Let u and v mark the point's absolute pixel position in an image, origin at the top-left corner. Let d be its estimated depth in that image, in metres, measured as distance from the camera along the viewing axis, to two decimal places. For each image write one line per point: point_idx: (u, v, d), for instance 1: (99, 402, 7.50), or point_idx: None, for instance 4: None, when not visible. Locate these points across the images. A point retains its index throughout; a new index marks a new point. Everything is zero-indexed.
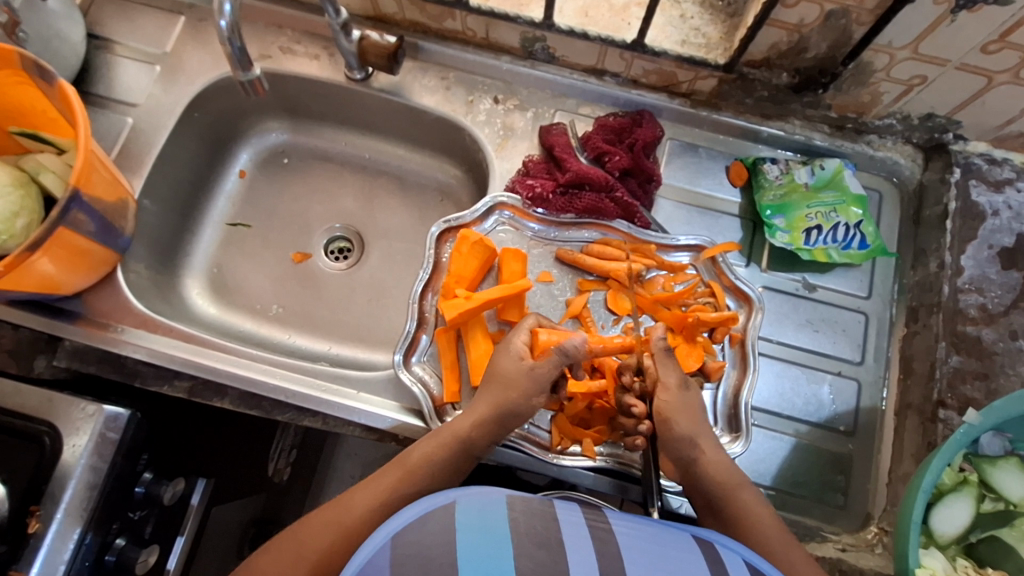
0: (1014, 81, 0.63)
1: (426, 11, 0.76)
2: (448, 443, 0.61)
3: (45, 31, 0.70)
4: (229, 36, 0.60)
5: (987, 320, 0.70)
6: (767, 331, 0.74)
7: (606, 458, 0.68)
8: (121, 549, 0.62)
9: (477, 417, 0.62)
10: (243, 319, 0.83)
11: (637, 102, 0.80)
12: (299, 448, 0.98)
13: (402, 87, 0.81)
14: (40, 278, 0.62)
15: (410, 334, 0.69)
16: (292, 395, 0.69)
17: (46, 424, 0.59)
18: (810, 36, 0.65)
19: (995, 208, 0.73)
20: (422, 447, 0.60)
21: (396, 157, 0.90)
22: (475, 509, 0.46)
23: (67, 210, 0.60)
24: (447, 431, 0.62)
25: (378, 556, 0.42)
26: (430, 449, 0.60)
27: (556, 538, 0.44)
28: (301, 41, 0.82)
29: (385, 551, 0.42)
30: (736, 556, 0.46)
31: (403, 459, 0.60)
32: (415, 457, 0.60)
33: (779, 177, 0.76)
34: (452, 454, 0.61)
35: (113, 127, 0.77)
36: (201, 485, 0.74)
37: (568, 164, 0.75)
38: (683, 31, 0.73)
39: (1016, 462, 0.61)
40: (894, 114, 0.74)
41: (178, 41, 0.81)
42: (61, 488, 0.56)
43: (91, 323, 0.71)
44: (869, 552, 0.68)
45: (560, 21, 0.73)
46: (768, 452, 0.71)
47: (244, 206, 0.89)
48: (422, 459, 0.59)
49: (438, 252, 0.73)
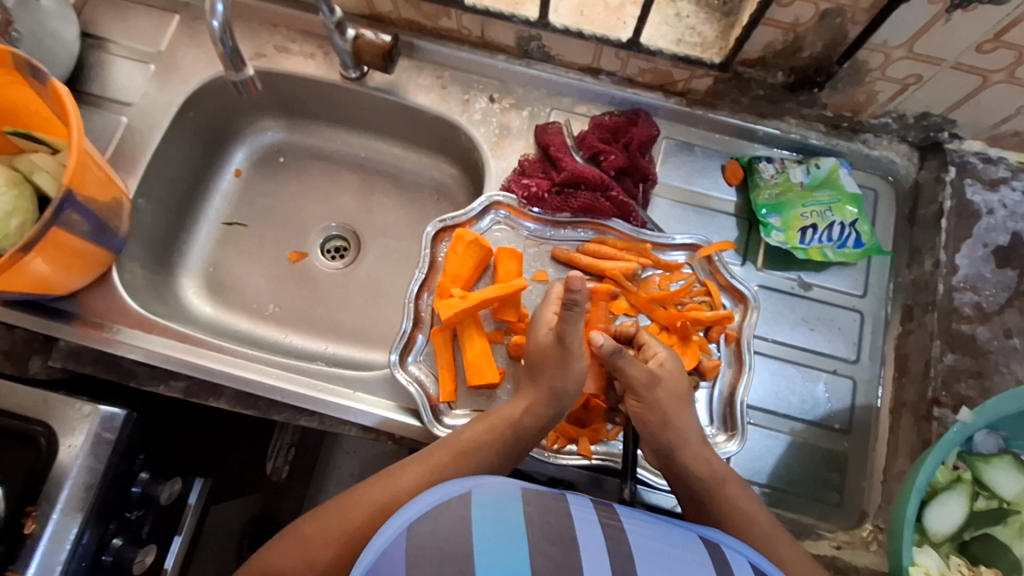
0: (1009, 80, 0.63)
1: (421, 9, 0.76)
2: (499, 432, 0.62)
3: (39, 30, 0.70)
4: (221, 36, 0.60)
5: (981, 319, 0.71)
6: (763, 330, 0.75)
7: (601, 457, 0.68)
8: (118, 549, 0.62)
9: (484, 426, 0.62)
10: (238, 319, 0.83)
11: (633, 102, 0.80)
12: (297, 446, 0.97)
13: (397, 86, 0.81)
14: (34, 278, 0.62)
15: (406, 334, 0.69)
16: (288, 395, 0.70)
17: (42, 425, 0.58)
18: (805, 35, 0.65)
19: (989, 207, 0.74)
20: (474, 431, 0.61)
21: (392, 156, 0.90)
22: (489, 500, 0.47)
23: (61, 211, 0.60)
24: (497, 417, 0.63)
25: (394, 546, 0.44)
26: (484, 436, 0.61)
27: (570, 535, 0.45)
28: (296, 40, 0.82)
29: (400, 541, 0.44)
30: (740, 558, 0.47)
31: (452, 442, 0.61)
32: (467, 440, 0.61)
33: (774, 176, 0.76)
34: (502, 445, 0.61)
35: (107, 126, 0.77)
36: (198, 485, 0.74)
37: (563, 163, 0.75)
38: (679, 30, 0.73)
39: (1010, 461, 0.62)
40: (890, 113, 0.74)
41: (172, 40, 0.81)
42: (58, 488, 0.56)
43: (85, 324, 0.71)
44: (864, 550, 0.69)
45: (555, 20, 0.73)
46: (764, 450, 0.71)
47: (240, 205, 0.89)
48: (471, 445, 0.60)
49: (434, 251, 0.73)
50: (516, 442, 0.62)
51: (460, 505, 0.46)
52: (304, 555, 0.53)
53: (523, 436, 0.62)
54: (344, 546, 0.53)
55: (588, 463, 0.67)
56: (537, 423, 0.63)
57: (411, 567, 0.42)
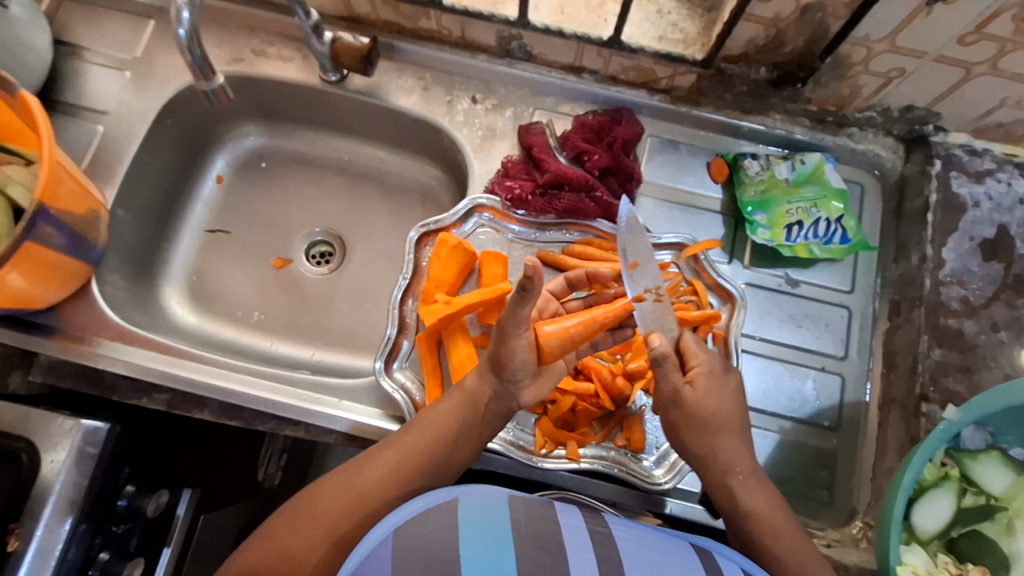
0: (993, 72, 0.63)
1: (401, 10, 0.75)
2: (464, 409, 0.61)
3: (10, 39, 0.68)
4: (188, 44, 0.59)
5: (968, 313, 0.70)
6: (750, 329, 0.74)
7: (591, 461, 0.67)
8: (104, 564, 0.61)
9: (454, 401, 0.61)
10: (223, 327, 0.82)
11: (616, 100, 0.79)
12: (289, 452, 0.94)
13: (378, 88, 0.80)
14: (10, 293, 0.61)
15: (391, 340, 0.69)
16: (273, 405, 0.69)
17: (23, 441, 0.57)
18: (787, 30, 0.65)
19: (975, 200, 0.73)
20: (440, 408, 0.61)
21: (376, 159, 0.89)
22: (477, 506, 0.47)
23: (33, 224, 0.59)
24: (460, 391, 0.62)
25: (381, 549, 0.43)
26: (450, 414, 0.61)
27: (556, 541, 0.45)
28: (274, 43, 0.80)
29: (387, 543, 0.43)
30: (734, 565, 0.47)
31: (418, 424, 0.60)
32: (435, 420, 0.60)
33: (759, 173, 0.76)
34: (469, 422, 0.61)
35: (83, 136, 0.76)
36: (186, 495, 0.74)
37: (546, 164, 0.74)
38: (661, 27, 0.72)
39: (997, 457, 0.61)
40: (874, 107, 0.73)
41: (148, 45, 0.79)
42: (41, 505, 0.55)
43: (66, 337, 0.70)
44: (854, 547, 0.69)
45: (535, 19, 0.72)
46: (754, 449, 0.71)
47: (222, 211, 0.88)
48: (439, 426, 0.60)
49: (418, 256, 0.72)
50: (483, 419, 0.62)
51: (447, 513, 0.46)
52: (293, 554, 0.52)
53: (490, 414, 0.62)
54: (331, 552, 0.53)
55: (577, 467, 0.66)
56: (500, 401, 0.62)
57: (399, 569, 0.41)
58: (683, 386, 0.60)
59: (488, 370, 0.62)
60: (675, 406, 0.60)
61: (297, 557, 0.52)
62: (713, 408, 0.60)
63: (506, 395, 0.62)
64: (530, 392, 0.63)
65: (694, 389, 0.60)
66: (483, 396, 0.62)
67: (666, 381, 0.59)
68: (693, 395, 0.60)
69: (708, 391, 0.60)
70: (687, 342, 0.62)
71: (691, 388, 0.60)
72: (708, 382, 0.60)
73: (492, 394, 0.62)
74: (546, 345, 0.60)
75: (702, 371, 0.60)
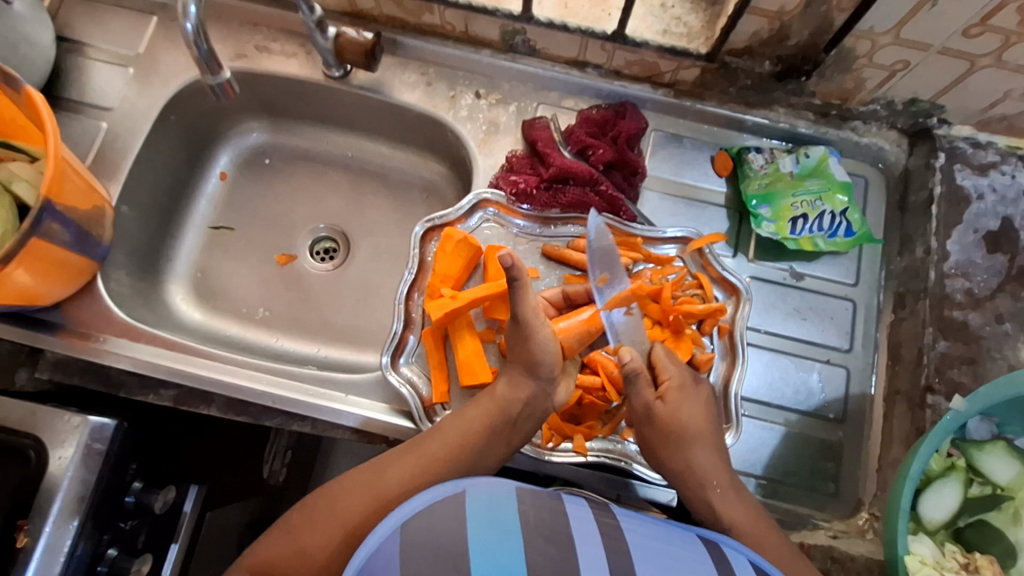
0: (997, 64, 0.63)
1: (404, 5, 0.75)
2: (495, 415, 0.61)
3: (13, 36, 0.68)
4: (195, 39, 0.59)
5: (973, 305, 0.71)
6: (756, 322, 0.74)
7: (596, 454, 0.67)
8: (113, 559, 0.61)
9: (484, 410, 0.61)
10: (228, 323, 0.82)
11: (619, 94, 0.79)
12: (294, 449, 0.94)
13: (382, 84, 0.80)
14: (17, 289, 0.61)
15: (398, 335, 0.68)
16: (280, 400, 0.69)
17: (31, 437, 0.57)
18: (791, 23, 0.65)
19: (979, 192, 0.73)
20: (469, 414, 0.62)
21: (379, 156, 0.89)
22: (484, 499, 0.47)
23: (39, 221, 0.59)
24: (492, 398, 0.62)
25: (387, 545, 0.43)
26: (480, 420, 0.61)
27: (564, 533, 0.45)
28: (277, 39, 0.80)
29: (393, 540, 0.43)
30: (741, 556, 0.47)
31: (445, 430, 0.60)
32: (461, 426, 0.61)
33: (763, 166, 0.76)
34: (496, 428, 0.61)
35: (86, 132, 0.76)
36: (193, 492, 0.72)
37: (551, 159, 0.74)
38: (665, 21, 0.72)
39: (1003, 447, 0.62)
40: (878, 100, 0.74)
41: (150, 42, 0.79)
42: (49, 500, 0.55)
43: (72, 333, 0.70)
44: (860, 538, 0.69)
45: (540, 13, 0.72)
46: (759, 442, 0.71)
47: (226, 207, 0.88)
48: (466, 431, 0.60)
49: (423, 251, 0.72)
50: (513, 426, 0.62)
51: (455, 504, 0.46)
52: (306, 554, 0.52)
53: (522, 420, 0.62)
54: (343, 549, 0.52)
55: (583, 459, 0.66)
56: (533, 405, 0.63)
57: (404, 566, 0.41)
58: (655, 400, 0.62)
59: (524, 377, 0.62)
60: (648, 421, 0.63)
61: (310, 557, 0.52)
62: (684, 421, 0.62)
63: (540, 397, 0.63)
64: (562, 391, 0.64)
65: (667, 404, 0.62)
66: (515, 405, 0.62)
67: (637, 398, 0.62)
68: (665, 408, 0.62)
69: (681, 403, 0.62)
70: (658, 357, 0.65)
71: (664, 402, 0.62)
72: (679, 396, 0.63)
73: (527, 400, 0.62)
74: (566, 341, 0.65)
75: (672, 385, 0.63)
